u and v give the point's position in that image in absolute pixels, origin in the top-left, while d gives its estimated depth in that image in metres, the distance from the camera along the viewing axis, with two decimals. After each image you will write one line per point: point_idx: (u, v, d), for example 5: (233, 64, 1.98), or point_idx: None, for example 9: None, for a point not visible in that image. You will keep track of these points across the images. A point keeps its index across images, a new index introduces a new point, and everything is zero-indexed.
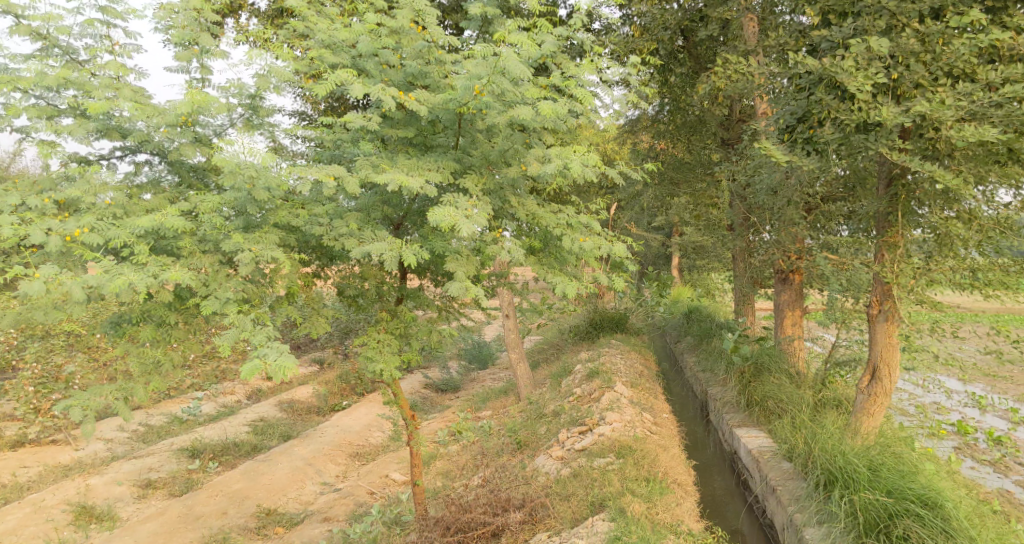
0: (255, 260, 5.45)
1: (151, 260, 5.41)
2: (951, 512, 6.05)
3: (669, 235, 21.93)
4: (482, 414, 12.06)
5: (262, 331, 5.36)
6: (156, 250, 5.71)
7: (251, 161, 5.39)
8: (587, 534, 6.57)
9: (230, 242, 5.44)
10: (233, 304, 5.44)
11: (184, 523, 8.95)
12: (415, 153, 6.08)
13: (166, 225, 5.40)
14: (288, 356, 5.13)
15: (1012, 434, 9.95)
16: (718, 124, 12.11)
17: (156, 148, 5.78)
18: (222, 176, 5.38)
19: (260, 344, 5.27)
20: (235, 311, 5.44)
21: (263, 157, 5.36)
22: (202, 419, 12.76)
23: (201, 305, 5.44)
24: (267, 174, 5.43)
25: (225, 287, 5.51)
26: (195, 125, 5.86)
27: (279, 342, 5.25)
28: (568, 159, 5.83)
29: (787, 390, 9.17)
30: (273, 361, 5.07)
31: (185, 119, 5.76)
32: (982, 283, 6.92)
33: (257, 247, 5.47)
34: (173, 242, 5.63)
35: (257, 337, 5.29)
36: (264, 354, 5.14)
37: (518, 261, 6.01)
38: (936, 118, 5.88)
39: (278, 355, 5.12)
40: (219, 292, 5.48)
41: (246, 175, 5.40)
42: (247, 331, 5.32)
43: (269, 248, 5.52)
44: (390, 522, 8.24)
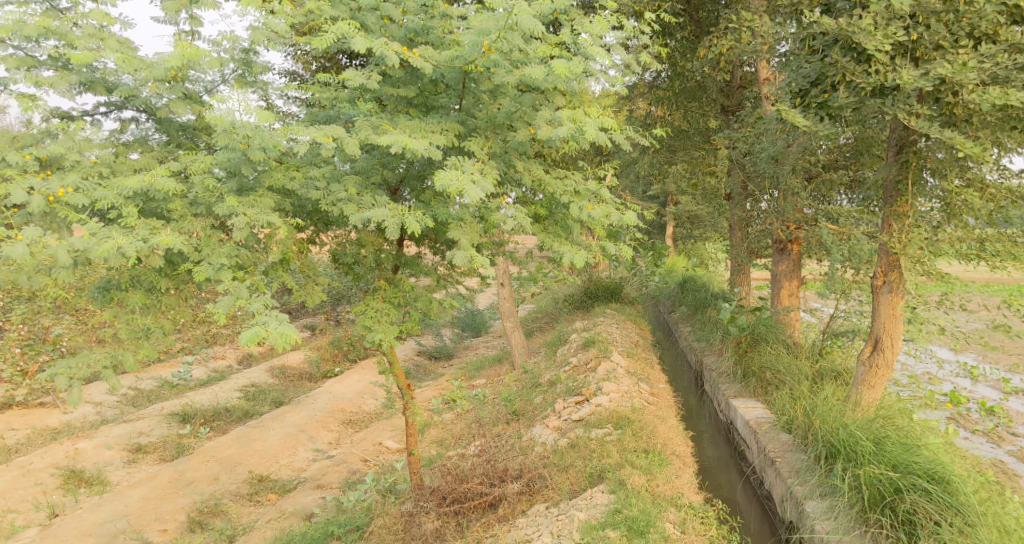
0: (249, 225, 5.23)
1: (141, 223, 5.18)
2: (959, 487, 5.99)
3: (664, 204, 21.78)
4: (477, 382, 11.98)
5: (259, 299, 5.12)
6: (145, 213, 5.47)
7: (244, 119, 5.13)
8: (586, 506, 6.50)
9: (224, 205, 5.21)
10: (228, 270, 5.22)
11: (175, 489, 8.84)
12: (417, 114, 5.84)
13: (156, 187, 5.17)
14: (289, 324, 4.94)
15: (1005, 405, 9.93)
16: (719, 90, 11.90)
17: (143, 104, 5.51)
18: (216, 138, 5.14)
19: (258, 311, 5.04)
20: (229, 277, 5.22)
21: (260, 117, 5.12)
22: (193, 384, 12.63)
23: (193, 271, 5.21)
24: (262, 133, 5.18)
25: (219, 253, 5.28)
26: (185, 81, 5.59)
27: (279, 310, 5.04)
28: (581, 122, 5.64)
29: (785, 362, 9.05)
30: (274, 329, 4.87)
31: (175, 74, 5.47)
32: (990, 254, 6.80)
33: (251, 211, 5.25)
34: (162, 205, 5.39)
35: (254, 304, 5.05)
36: (263, 322, 4.93)
37: (523, 229, 5.83)
38: (957, 81, 5.72)
39: (278, 323, 4.91)
40: (213, 258, 5.26)
41: (240, 134, 5.14)
42: (244, 299, 5.10)
43: (264, 212, 5.30)
44: (385, 490, 8.14)
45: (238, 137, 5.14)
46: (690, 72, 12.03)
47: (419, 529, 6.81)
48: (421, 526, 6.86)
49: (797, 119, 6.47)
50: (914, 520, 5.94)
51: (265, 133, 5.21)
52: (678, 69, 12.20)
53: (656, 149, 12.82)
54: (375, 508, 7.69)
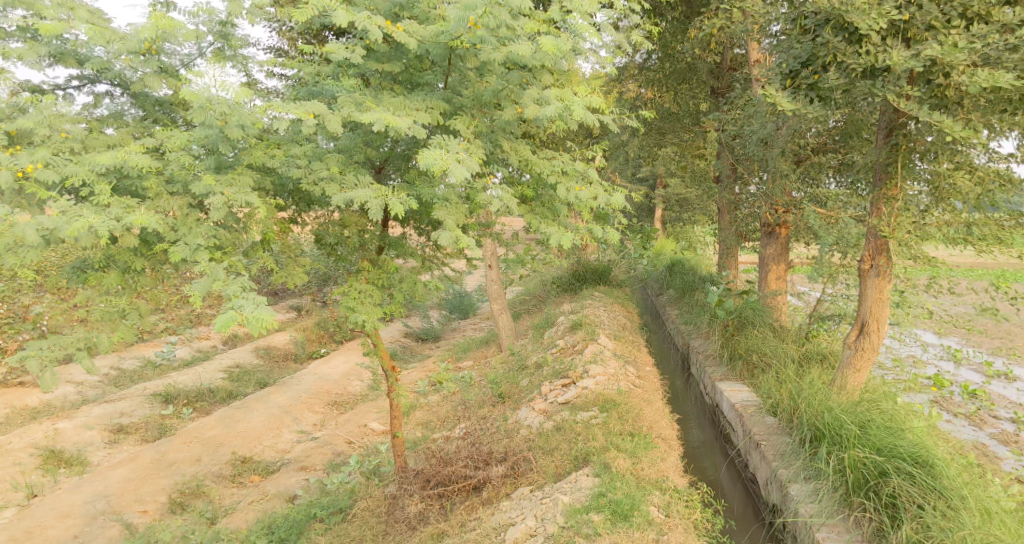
0: (227, 204, 5.10)
1: (115, 201, 5.05)
2: (943, 470, 5.98)
3: (654, 186, 21.75)
4: (464, 364, 11.95)
5: (236, 281, 5.01)
6: (119, 190, 5.33)
7: (222, 96, 5.01)
8: (571, 489, 6.46)
9: (201, 183, 5.08)
10: (205, 251, 5.10)
11: (157, 470, 8.77)
12: (402, 91, 5.69)
13: (129, 164, 5.04)
14: (265, 308, 4.83)
15: (987, 388, 9.98)
16: (709, 72, 11.84)
17: (117, 78, 5.35)
18: (192, 114, 4.99)
19: (234, 294, 4.93)
20: (207, 258, 5.11)
21: (238, 94, 4.98)
22: (176, 364, 12.52)
23: (169, 251, 5.09)
24: (240, 110, 5.06)
25: (196, 232, 5.15)
26: (161, 54, 5.42)
27: (256, 293, 4.93)
28: (569, 101, 5.53)
29: (772, 345, 9.06)
30: (249, 313, 4.77)
31: (149, 46, 5.32)
32: (976, 238, 6.67)
33: (229, 190, 5.12)
34: (137, 182, 5.25)
35: (231, 287, 4.94)
36: (239, 306, 4.82)
37: (509, 211, 5.74)
38: (948, 62, 5.66)
39: (254, 307, 4.81)
40: (189, 238, 5.13)
41: (218, 109, 5.01)
42: (221, 281, 4.99)
43: (242, 191, 5.17)
44: (369, 473, 8.11)
45: (217, 113, 5.00)
46: (681, 54, 11.89)
47: (402, 512, 6.82)
48: (404, 509, 6.87)
49: (783, 102, 6.45)
50: (897, 503, 5.94)
51: (243, 109, 5.08)
52: (669, 51, 11.99)
53: (645, 131, 12.76)
54: (360, 490, 7.66)
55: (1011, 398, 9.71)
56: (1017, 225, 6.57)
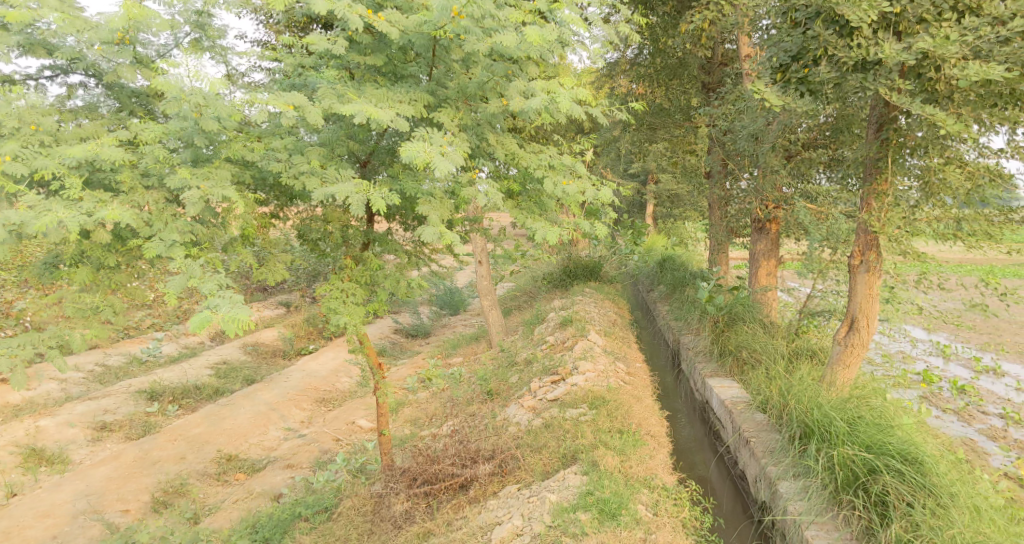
0: (204, 199, 4.99)
1: (87, 195, 4.94)
2: (932, 468, 5.93)
3: (645, 182, 21.72)
4: (453, 360, 11.87)
5: (212, 278, 4.92)
6: (92, 184, 5.21)
7: (197, 88, 4.90)
8: (558, 487, 6.38)
9: (176, 177, 4.97)
10: (180, 247, 4.99)
11: (140, 468, 8.65)
12: (385, 83, 5.58)
13: (101, 157, 4.92)
14: (241, 308, 4.75)
15: (976, 383, 9.97)
16: (700, 67, 11.84)
17: (90, 68, 5.22)
18: (163, 106, 4.91)
19: (210, 292, 4.84)
20: (182, 254, 4.99)
21: (213, 85, 4.88)
22: (163, 361, 12.39)
23: (144, 247, 4.97)
24: (215, 102, 4.97)
25: (171, 228, 5.03)
26: (136, 44, 5.30)
27: (232, 292, 4.85)
28: (555, 93, 5.44)
29: (762, 341, 9.01)
30: (224, 313, 4.68)
31: (121, 36, 5.19)
32: (967, 234, 6.60)
33: (206, 184, 5.01)
34: (110, 176, 5.13)
35: (207, 285, 4.84)
36: (214, 305, 4.73)
37: (495, 206, 5.65)
38: (939, 55, 5.61)
39: (229, 307, 4.72)
40: (165, 233, 5.00)
41: (195, 100, 4.90)
42: (197, 278, 4.89)
43: (219, 186, 5.05)
44: (355, 471, 8.02)
45: (193, 104, 4.89)
46: (672, 49, 11.79)
47: (388, 511, 6.74)
48: (390, 508, 6.78)
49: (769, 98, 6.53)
50: (886, 501, 5.88)
51: (219, 101, 4.98)
52: (660, 46, 11.79)
53: (636, 127, 12.83)
54: (346, 488, 7.57)
55: (1000, 393, 9.71)
56: (1006, 221, 6.55)
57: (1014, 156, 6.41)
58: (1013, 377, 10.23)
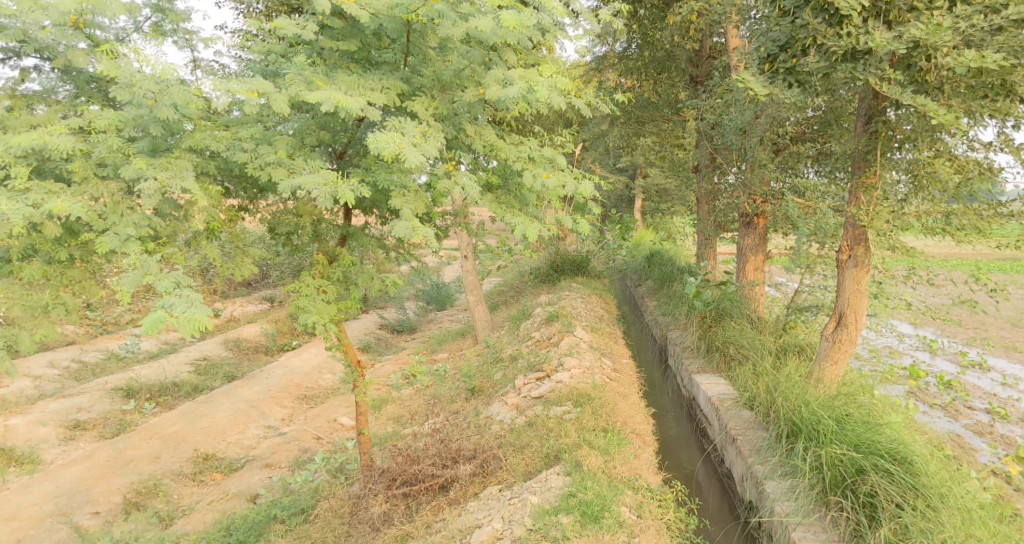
0: (161, 191, 4.78)
1: (34, 186, 4.73)
2: (921, 468, 5.80)
3: (634, 176, 21.59)
4: (438, 356, 11.67)
5: (169, 276, 4.71)
6: (43, 174, 5.00)
7: (150, 73, 4.85)
8: (540, 489, 6.21)
9: (131, 167, 4.77)
10: (136, 242, 4.76)
11: (113, 468, 8.41)
12: (358, 69, 5.39)
13: (49, 145, 4.72)
14: (198, 308, 4.60)
15: (962, 378, 9.88)
16: (688, 61, 11.65)
17: (43, 50, 5.00)
18: (115, 91, 4.84)
19: (166, 290, 4.65)
20: (138, 250, 4.78)
21: (165, 71, 4.84)
22: (141, 357, 12.13)
23: (96, 241, 4.73)
24: (169, 89, 4.86)
25: (126, 221, 4.81)
26: (90, 27, 5.08)
27: (189, 291, 4.68)
28: (534, 82, 5.27)
29: (749, 336, 8.87)
30: (180, 313, 4.52)
31: (74, 19, 5.01)
32: (956, 229, 6.52)
33: (163, 175, 4.81)
34: (61, 166, 4.91)
35: (163, 283, 4.64)
36: (169, 305, 4.56)
37: (472, 200, 5.48)
38: (932, 43, 5.47)
39: (186, 307, 4.56)
40: (119, 227, 4.78)
41: (153, 87, 4.83)
42: (152, 274, 4.69)
43: (178, 177, 4.86)
44: (335, 471, 7.83)
45: (149, 90, 4.80)
46: (660, 42, 11.61)
47: (366, 513, 6.55)
48: (368, 510, 6.59)
49: (757, 86, 6.28)
50: (874, 502, 5.75)
51: (174, 88, 4.87)
52: (648, 39, 11.65)
53: (624, 120, 12.39)
54: (323, 489, 7.38)
55: (986, 388, 9.62)
56: (995, 215, 6.48)
57: (1002, 149, 6.29)
58: (999, 371, 10.16)
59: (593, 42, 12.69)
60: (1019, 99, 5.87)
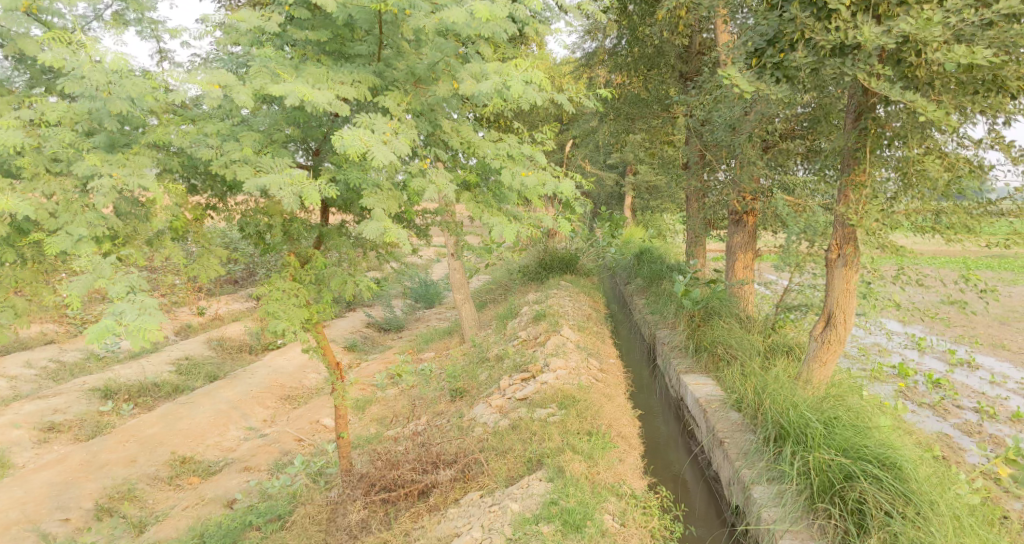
0: (116, 188, 4.74)
1: None
2: (910, 474, 5.66)
3: (624, 173, 21.45)
4: (424, 355, 11.47)
5: (122, 280, 4.68)
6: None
7: (99, 63, 4.67)
8: (521, 496, 6.05)
9: (85, 164, 4.72)
10: (89, 243, 4.68)
11: (85, 472, 8.19)
12: (328, 62, 5.29)
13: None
14: (149, 316, 4.56)
15: (951, 377, 9.77)
16: (678, 57, 11.75)
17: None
18: (63, 82, 4.64)
19: (118, 296, 4.61)
20: (91, 251, 4.70)
21: (115, 62, 4.62)
22: (122, 357, 11.88)
23: (47, 241, 4.61)
24: (122, 81, 4.70)
25: (79, 220, 4.70)
26: (43, 13, 4.92)
27: (142, 297, 4.65)
28: (508, 76, 5.13)
29: (737, 336, 8.73)
30: (129, 322, 4.49)
31: (27, 4, 4.85)
32: (946, 227, 6.42)
33: (119, 172, 4.76)
34: (12, 161, 4.75)
35: (115, 287, 4.61)
36: (119, 313, 4.53)
37: (447, 200, 5.35)
38: (922, 38, 5.31)
39: (137, 315, 4.53)
40: (71, 227, 4.66)
41: (102, 76, 4.64)
42: (105, 278, 4.63)
43: (137, 175, 4.81)
44: (315, 475, 7.66)
45: (100, 79, 4.61)
46: (649, 38, 11.33)
47: (344, 519, 6.38)
48: (346, 517, 6.43)
49: (743, 82, 6.03)
50: (863, 509, 5.62)
51: (129, 79, 4.73)
52: (637, 34, 11.42)
53: (613, 118, 12.41)
54: (301, 495, 7.21)
55: (975, 387, 9.52)
56: (984, 213, 6.38)
57: (993, 146, 6.14)
58: (987, 369, 10.06)
59: (583, 37, 12.54)
60: (1010, 94, 5.70)
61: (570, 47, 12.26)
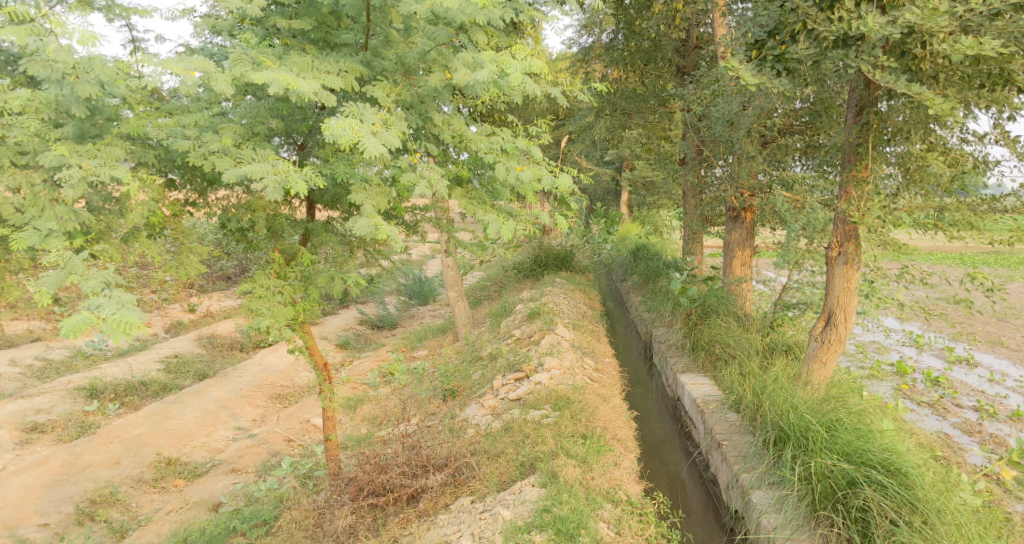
0: (87, 179, 4.58)
1: None
2: (916, 480, 5.49)
3: (620, 168, 21.26)
4: (417, 354, 11.27)
5: (97, 275, 4.48)
6: None
7: (67, 44, 4.57)
8: (513, 502, 5.91)
9: (53, 154, 4.54)
10: (59, 237, 4.51)
11: (67, 476, 7.97)
12: (314, 51, 5.09)
13: None
14: (129, 310, 4.38)
15: (950, 375, 9.61)
16: (674, 50, 11.14)
17: None
18: (27, 64, 4.55)
19: (93, 291, 4.42)
20: (61, 246, 4.54)
21: (84, 41, 4.60)
22: (109, 354, 11.63)
23: (13, 236, 4.48)
24: (91, 63, 4.62)
25: (47, 215, 4.54)
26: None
27: (120, 292, 4.46)
28: (501, 65, 4.95)
29: (736, 334, 8.54)
30: (108, 316, 4.30)
31: None
32: (949, 224, 6.25)
33: (89, 162, 4.59)
34: None
35: (89, 283, 4.40)
36: (97, 307, 4.35)
37: (438, 195, 5.17)
38: (928, 27, 5.10)
39: (115, 309, 4.34)
40: (40, 222, 4.51)
41: (70, 58, 4.53)
42: (77, 274, 4.45)
43: (108, 165, 4.65)
44: (303, 477, 7.47)
45: (68, 60, 4.51)
46: (646, 32, 11.17)
47: (331, 525, 6.17)
48: (333, 523, 6.22)
49: (746, 75, 5.84)
50: (867, 517, 5.44)
51: (98, 62, 4.64)
52: (633, 29, 11.27)
53: (608, 112, 12.23)
54: (288, 499, 6.99)
55: (974, 385, 9.35)
56: (989, 209, 6.15)
57: (998, 142, 5.95)
58: (986, 367, 9.88)
59: (579, 32, 12.34)
60: (1017, 89, 5.46)
61: (565, 42, 12.06)
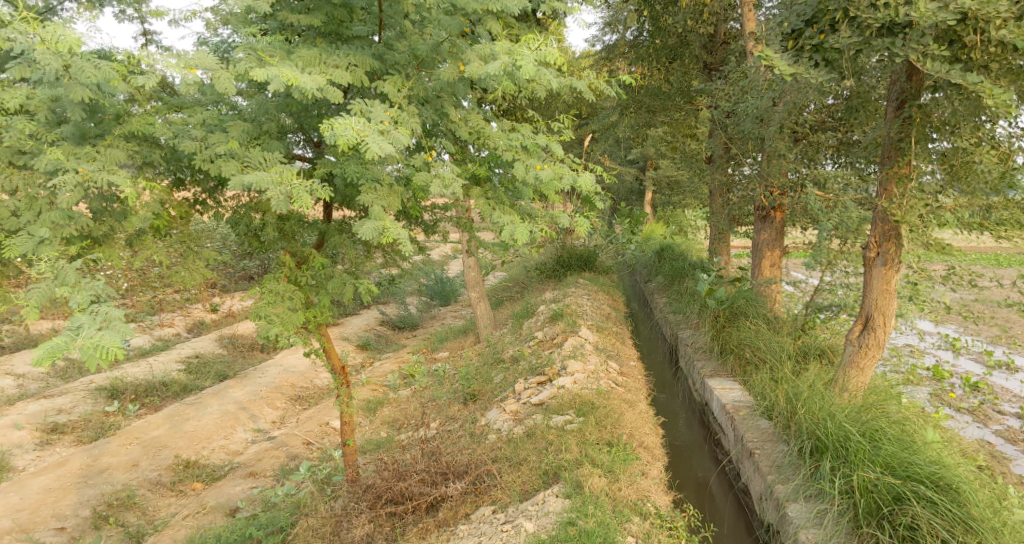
0: (84, 184, 4.51)
1: None
2: (969, 497, 5.17)
3: (644, 168, 21.00)
4: (439, 355, 11.07)
5: (87, 287, 4.44)
6: None
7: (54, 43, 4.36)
8: (536, 514, 5.68)
9: (48, 159, 4.51)
10: (50, 246, 4.46)
11: (84, 478, 7.87)
12: (324, 44, 4.91)
13: None
14: (107, 334, 4.30)
15: (989, 380, 9.18)
16: (701, 46, 10.90)
17: None
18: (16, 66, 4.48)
19: (78, 306, 4.38)
20: (52, 254, 4.50)
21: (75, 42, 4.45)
22: (132, 354, 11.58)
23: (6, 243, 4.45)
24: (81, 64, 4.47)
25: (43, 220, 4.52)
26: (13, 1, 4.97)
27: (106, 308, 4.41)
28: (516, 55, 4.71)
29: (766, 338, 8.20)
30: (83, 339, 4.25)
31: None
32: (995, 223, 5.84)
33: (85, 167, 4.52)
34: None
35: (76, 297, 4.38)
36: (77, 326, 4.30)
37: (454, 196, 4.96)
38: (984, 15, 4.83)
39: (93, 332, 4.28)
40: (33, 228, 4.48)
41: (56, 59, 4.34)
42: (67, 286, 4.42)
43: (106, 170, 4.55)
44: (322, 482, 7.27)
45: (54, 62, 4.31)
46: (672, 28, 10.91)
47: (347, 534, 5.97)
48: (350, 531, 6.02)
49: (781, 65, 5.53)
50: (916, 536, 5.13)
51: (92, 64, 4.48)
52: (659, 24, 11.01)
53: (633, 110, 11.72)
54: (305, 504, 6.78)
55: (1016, 390, 8.93)
56: None
57: None
58: None
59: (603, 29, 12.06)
60: None
61: (589, 39, 11.82)
